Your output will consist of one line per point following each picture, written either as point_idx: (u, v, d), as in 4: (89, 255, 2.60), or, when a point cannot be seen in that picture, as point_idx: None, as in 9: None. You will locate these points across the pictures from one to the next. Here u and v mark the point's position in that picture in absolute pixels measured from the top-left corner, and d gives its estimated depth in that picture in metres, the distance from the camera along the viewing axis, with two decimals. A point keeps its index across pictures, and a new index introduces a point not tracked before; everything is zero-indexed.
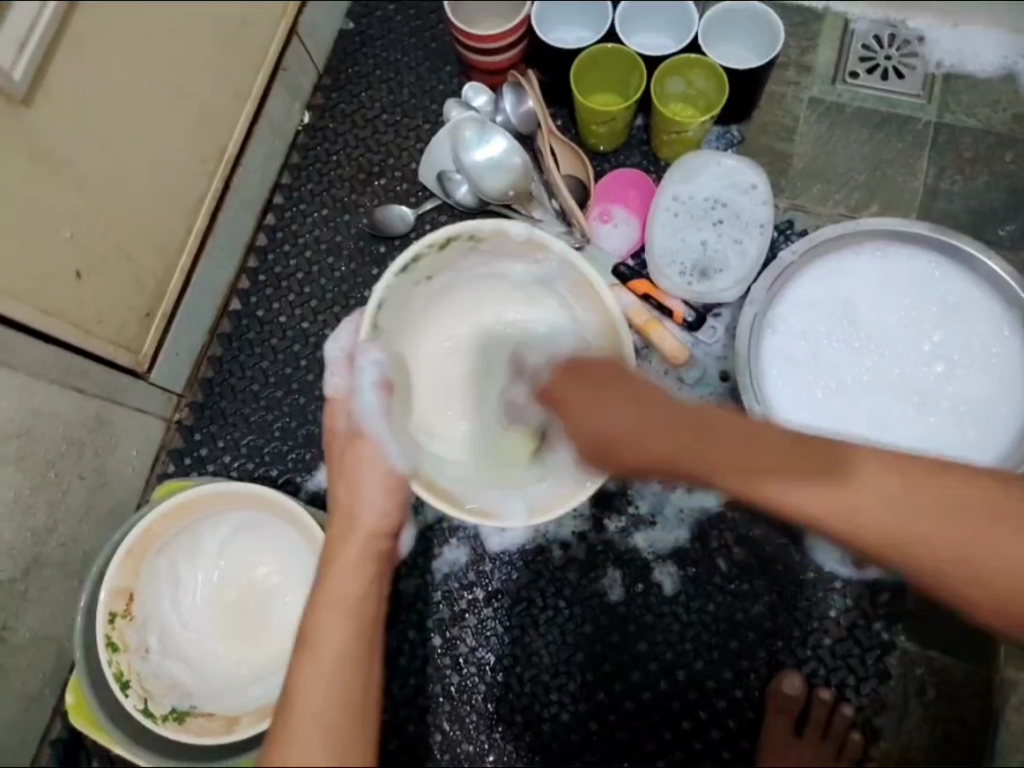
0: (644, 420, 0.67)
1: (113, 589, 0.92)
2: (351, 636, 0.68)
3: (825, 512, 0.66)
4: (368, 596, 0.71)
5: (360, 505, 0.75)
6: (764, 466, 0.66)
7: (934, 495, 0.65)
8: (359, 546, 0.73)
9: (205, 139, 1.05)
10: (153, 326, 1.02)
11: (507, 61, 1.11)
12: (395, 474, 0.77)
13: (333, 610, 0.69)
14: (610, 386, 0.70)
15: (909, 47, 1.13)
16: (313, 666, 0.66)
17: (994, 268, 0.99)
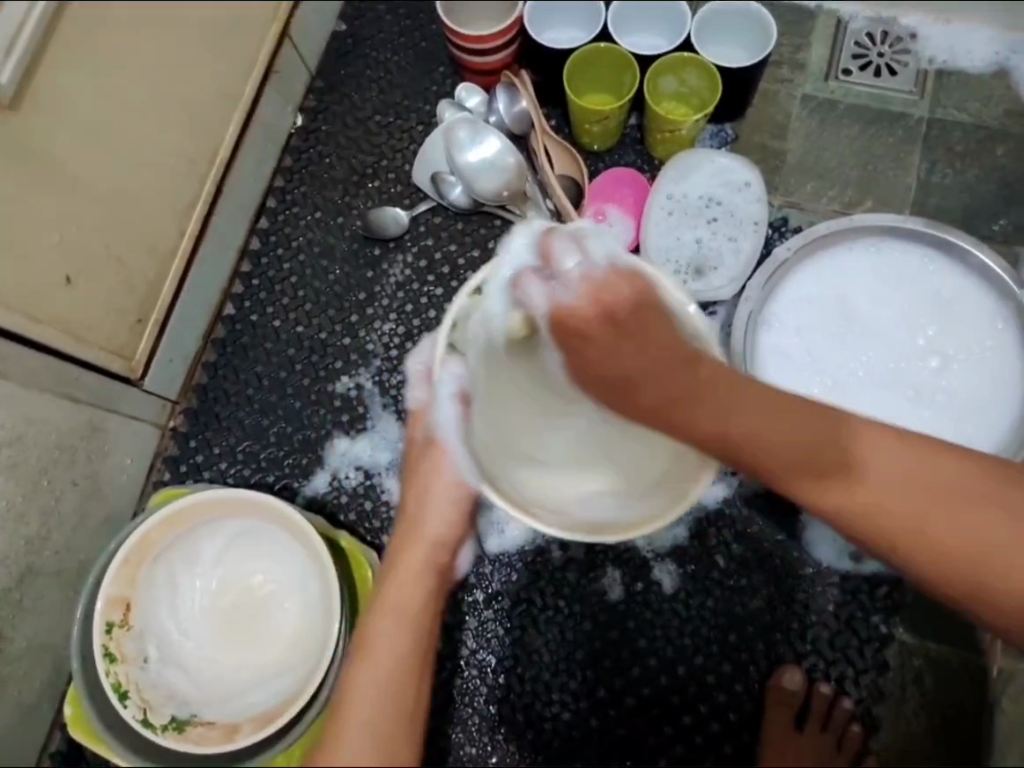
0: (655, 356, 0.65)
1: (110, 599, 0.92)
2: (411, 647, 0.71)
3: (832, 467, 0.68)
4: (428, 611, 0.73)
5: (427, 520, 0.77)
6: (759, 420, 0.67)
7: (924, 471, 0.69)
8: (423, 555, 0.76)
9: (196, 143, 1.05)
10: (146, 331, 1.02)
11: (499, 62, 1.10)
12: (464, 488, 0.78)
13: (393, 619, 0.72)
14: (637, 332, 0.66)
15: (901, 43, 1.13)
16: (367, 669, 0.69)
17: (986, 261, 1.00)
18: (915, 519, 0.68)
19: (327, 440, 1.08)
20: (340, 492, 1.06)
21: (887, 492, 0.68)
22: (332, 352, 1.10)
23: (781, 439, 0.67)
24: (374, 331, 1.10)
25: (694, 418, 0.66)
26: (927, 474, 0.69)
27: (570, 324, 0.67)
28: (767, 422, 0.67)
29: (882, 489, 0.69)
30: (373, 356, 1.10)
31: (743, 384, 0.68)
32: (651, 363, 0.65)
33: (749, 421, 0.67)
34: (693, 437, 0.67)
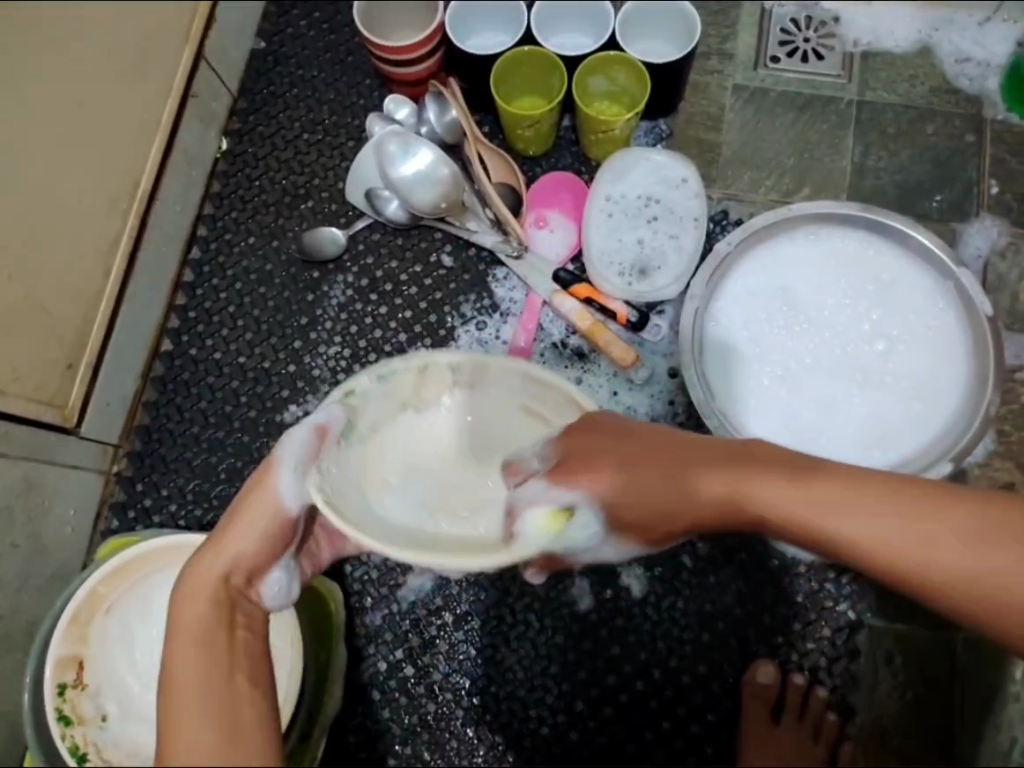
0: (638, 467, 0.67)
1: (60, 660, 0.88)
2: (212, 667, 0.57)
3: (823, 526, 0.65)
4: (227, 632, 0.60)
5: (231, 539, 0.65)
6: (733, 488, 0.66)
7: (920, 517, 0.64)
8: (222, 575, 0.63)
9: (115, 176, 1.00)
10: (77, 377, 0.97)
11: (425, 71, 1.08)
12: (284, 510, 0.67)
13: (199, 642, 0.59)
14: (610, 430, 0.68)
15: (826, 28, 1.14)
16: (175, 699, 0.56)
17: (924, 241, 1.00)
18: (946, 573, 0.63)
19: None
20: None
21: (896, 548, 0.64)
22: (278, 380, 1.07)
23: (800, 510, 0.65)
24: (319, 356, 1.08)
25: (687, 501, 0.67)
26: (945, 527, 0.63)
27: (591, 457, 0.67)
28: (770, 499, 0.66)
29: (916, 538, 0.64)
30: (320, 381, 1.07)
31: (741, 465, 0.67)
32: (626, 463, 0.67)
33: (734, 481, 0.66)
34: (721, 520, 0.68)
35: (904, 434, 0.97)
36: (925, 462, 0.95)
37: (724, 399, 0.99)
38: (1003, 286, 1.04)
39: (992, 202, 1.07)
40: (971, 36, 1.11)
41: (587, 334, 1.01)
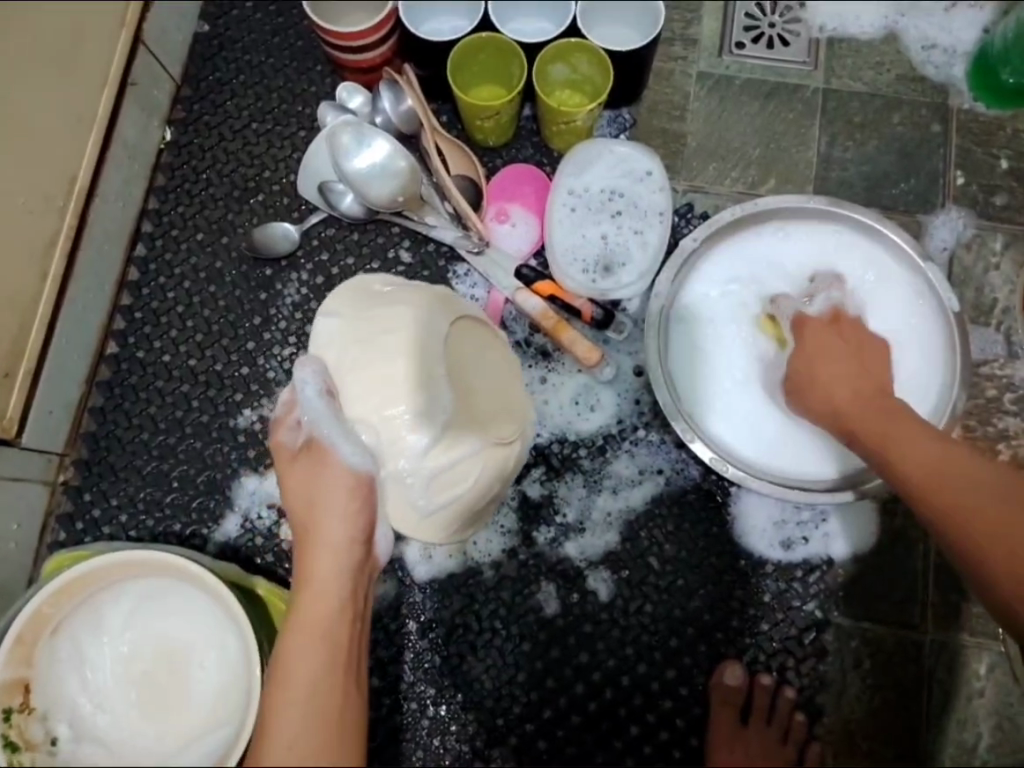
0: (837, 361, 0.90)
1: (4, 683, 0.85)
2: (323, 661, 0.70)
3: (913, 459, 0.79)
4: (341, 623, 0.73)
5: (325, 518, 0.78)
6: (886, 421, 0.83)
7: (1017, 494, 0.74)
8: (327, 559, 0.76)
9: (50, 172, 0.94)
10: (15, 385, 0.92)
11: (378, 58, 1.03)
12: (353, 480, 0.79)
13: (302, 634, 0.71)
14: (856, 352, 0.91)
15: (791, 13, 1.11)
16: (282, 692, 0.68)
17: (893, 236, 0.99)
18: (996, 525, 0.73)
19: (234, 480, 1.01)
20: (254, 535, 0.99)
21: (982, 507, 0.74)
22: (230, 384, 1.03)
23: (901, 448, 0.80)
24: (273, 357, 1.03)
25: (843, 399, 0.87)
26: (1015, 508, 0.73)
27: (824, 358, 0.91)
28: (923, 438, 0.80)
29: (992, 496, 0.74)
30: (274, 383, 1.03)
31: (896, 411, 0.84)
32: (846, 367, 0.89)
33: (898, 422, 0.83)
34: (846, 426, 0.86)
35: None
36: None
37: (689, 398, 0.98)
38: (969, 280, 1.04)
39: (958, 193, 1.06)
40: (937, 22, 1.10)
41: (551, 333, 0.98)
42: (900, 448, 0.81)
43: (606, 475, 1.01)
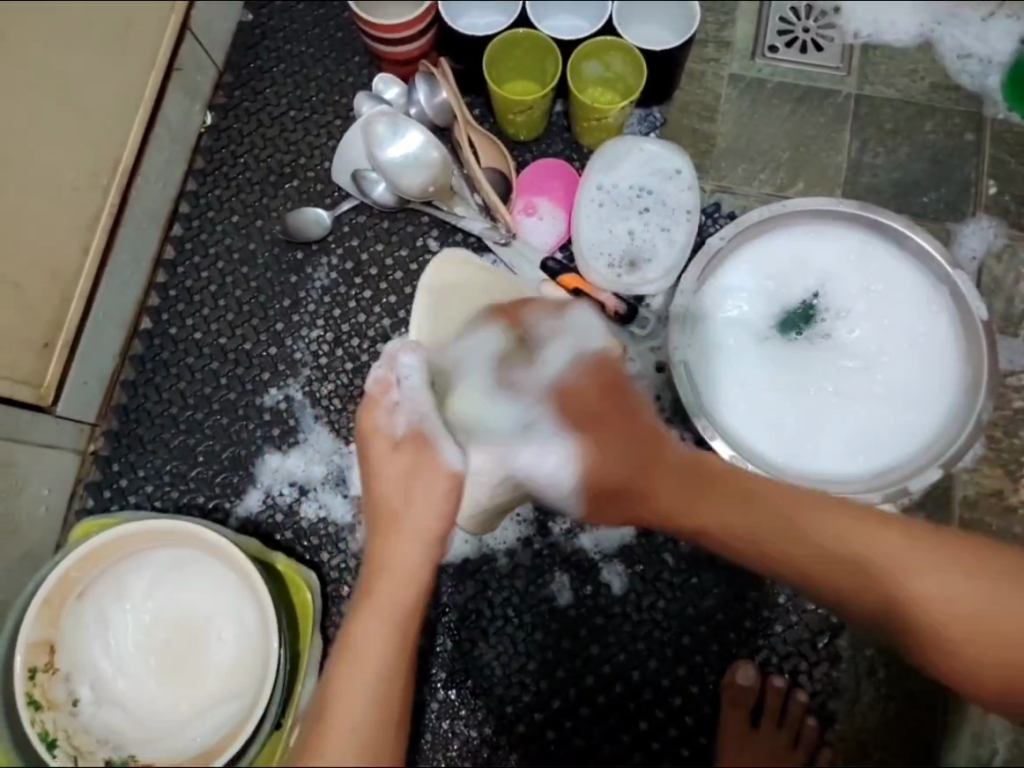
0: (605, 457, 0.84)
1: (31, 644, 0.86)
2: (394, 650, 0.71)
3: (822, 561, 0.78)
4: (414, 615, 0.73)
5: (414, 507, 0.76)
6: (761, 527, 0.79)
7: (918, 558, 0.76)
8: (410, 544, 0.75)
9: (96, 151, 0.97)
10: (54, 356, 0.95)
11: (415, 51, 1.05)
12: (452, 481, 0.77)
13: (379, 617, 0.72)
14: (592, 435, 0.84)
15: (826, 18, 1.11)
16: (355, 673, 0.69)
17: (922, 243, 0.99)
18: (932, 608, 0.76)
19: (258, 457, 1.03)
20: (275, 511, 1.02)
21: (898, 577, 0.76)
22: (258, 363, 1.05)
23: (772, 546, 0.79)
24: (302, 339, 1.06)
25: (690, 514, 0.82)
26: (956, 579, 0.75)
27: (570, 404, 0.86)
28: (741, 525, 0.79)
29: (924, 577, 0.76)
30: (301, 365, 1.05)
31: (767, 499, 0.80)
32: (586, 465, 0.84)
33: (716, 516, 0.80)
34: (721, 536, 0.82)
35: (892, 440, 0.97)
36: (914, 470, 0.95)
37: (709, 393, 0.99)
38: (998, 290, 1.04)
39: (989, 203, 1.06)
40: (973, 31, 1.09)
41: None
42: (799, 536, 0.78)
43: None
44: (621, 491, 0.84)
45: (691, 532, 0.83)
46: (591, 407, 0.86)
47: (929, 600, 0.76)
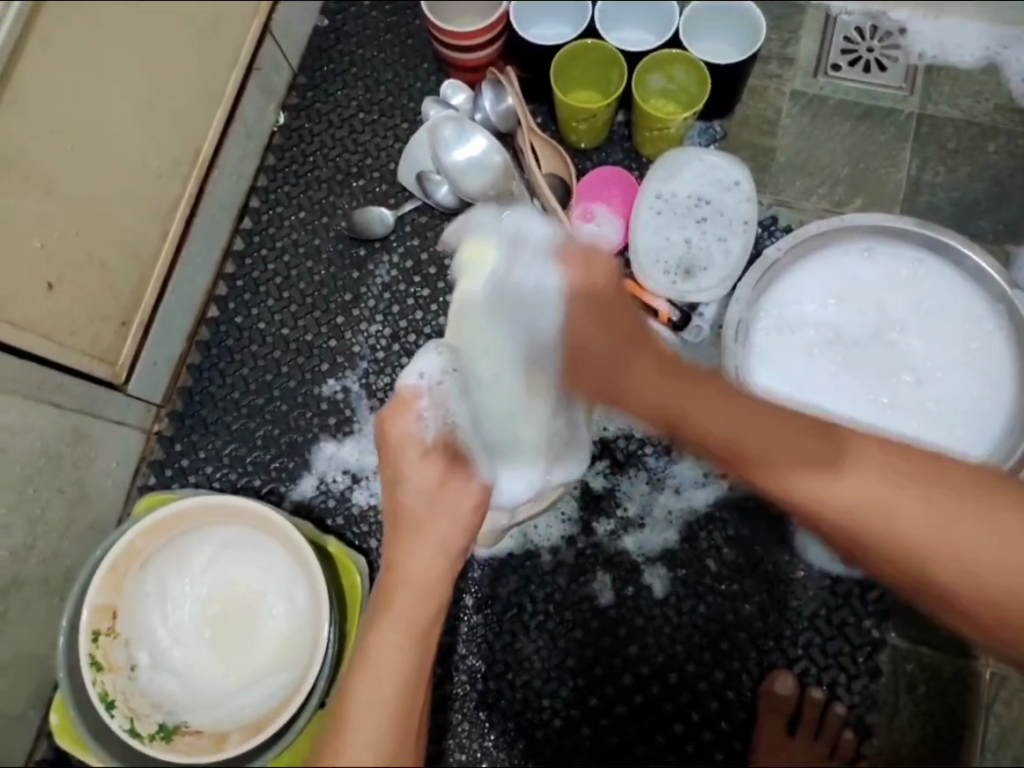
0: (613, 331, 0.74)
1: (95, 608, 0.91)
2: (406, 659, 0.67)
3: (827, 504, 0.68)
4: (430, 626, 0.69)
5: (432, 521, 0.70)
6: (762, 437, 0.70)
7: (910, 474, 0.68)
8: (428, 551, 0.70)
9: (178, 142, 1.03)
10: (129, 336, 1.00)
11: (485, 59, 1.09)
12: (482, 493, 0.73)
13: (396, 628, 0.68)
14: (613, 317, 0.74)
15: (890, 38, 1.12)
16: (365, 684, 0.65)
17: (979, 262, 0.99)
18: (974, 573, 0.65)
19: (314, 444, 1.07)
20: (328, 497, 1.05)
21: (882, 510, 0.67)
22: (318, 354, 1.09)
23: (778, 456, 0.70)
24: (360, 333, 1.09)
25: (676, 409, 0.73)
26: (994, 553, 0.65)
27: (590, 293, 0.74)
28: (737, 422, 0.71)
29: (965, 548, 0.65)
30: (359, 357, 1.09)
31: (765, 413, 0.71)
32: (610, 344, 0.74)
33: (704, 405, 0.72)
34: (706, 441, 0.73)
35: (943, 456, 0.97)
36: None
37: None
38: None
39: None
40: None
41: None
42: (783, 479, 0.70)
43: (669, 475, 1.04)
44: (599, 389, 0.76)
45: (667, 423, 0.74)
46: (594, 335, 0.74)
47: (903, 520, 0.67)
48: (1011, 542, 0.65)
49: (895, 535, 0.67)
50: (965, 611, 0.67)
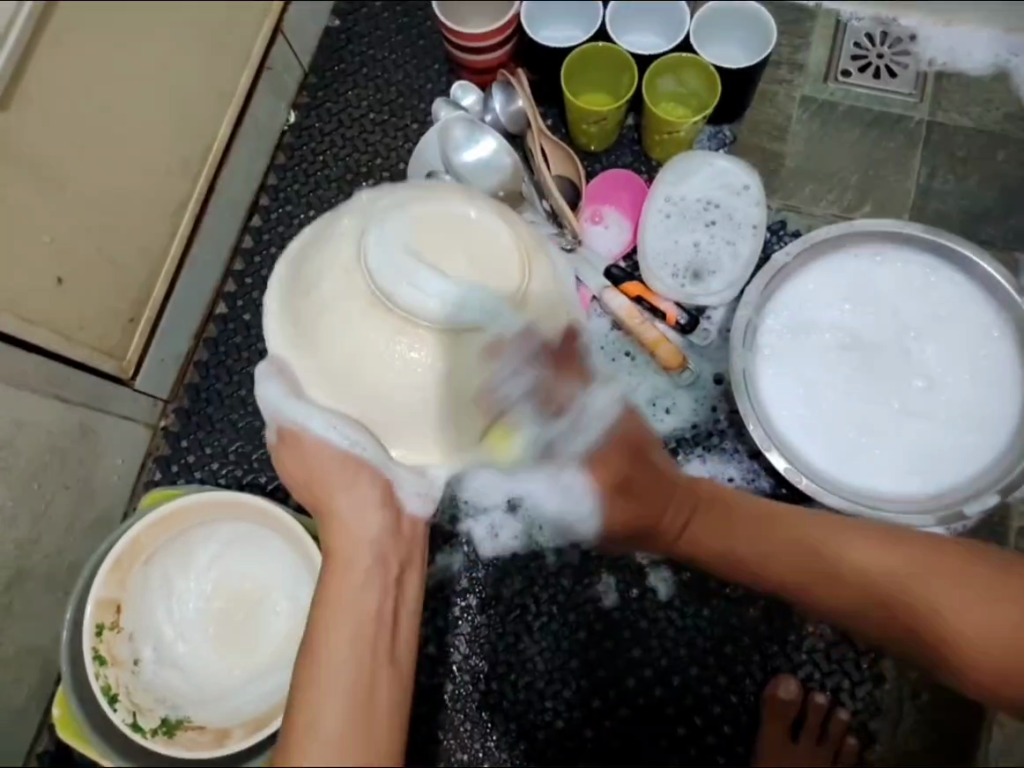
0: (646, 497, 0.85)
1: (100, 601, 0.90)
2: (356, 643, 0.65)
3: (844, 573, 0.79)
4: (375, 596, 0.68)
5: (339, 513, 0.72)
6: (780, 552, 0.82)
7: (909, 547, 0.78)
8: (351, 540, 0.70)
9: (189, 140, 1.03)
10: (138, 332, 1.01)
11: (496, 60, 1.09)
12: (387, 488, 0.72)
13: (338, 607, 0.67)
14: (636, 463, 0.85)
15: (901, 45, 1.13)
16: (313, 669, 0.64)
17: (988, 269, 0.99)
18: (944, 617, 0.76)
19: None
20: None
21: (885, 572, 0.78)
22: None
23: (816, 547, 0.80)
24: None
25: (739, 555, 0.84)
26: (965, 603, 0.75)
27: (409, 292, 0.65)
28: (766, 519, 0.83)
29: (936, 594, 0.76)
30: None
31: (785, 515, 0.83)
32: (658, 501, 0.85)
33: (745, 537, 0.83)
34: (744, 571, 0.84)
35: (950, 462, 0.96)
36: (970, 494, 0.94)
37: (767, 406, 0.99)
38: None
39: None
40: None
41: (647, 344, 1.00)
42: (817, 561, 0.80)
43: None
44: (640, 516, 0.86)
45: (720, 564, 0.86)
46: (629, 475, 0.85)
47: (883, 582, 0.78)
48: (969, 591, 0.76)
49: (880, 598, 0.78)
50: (958, 654, 0.76)
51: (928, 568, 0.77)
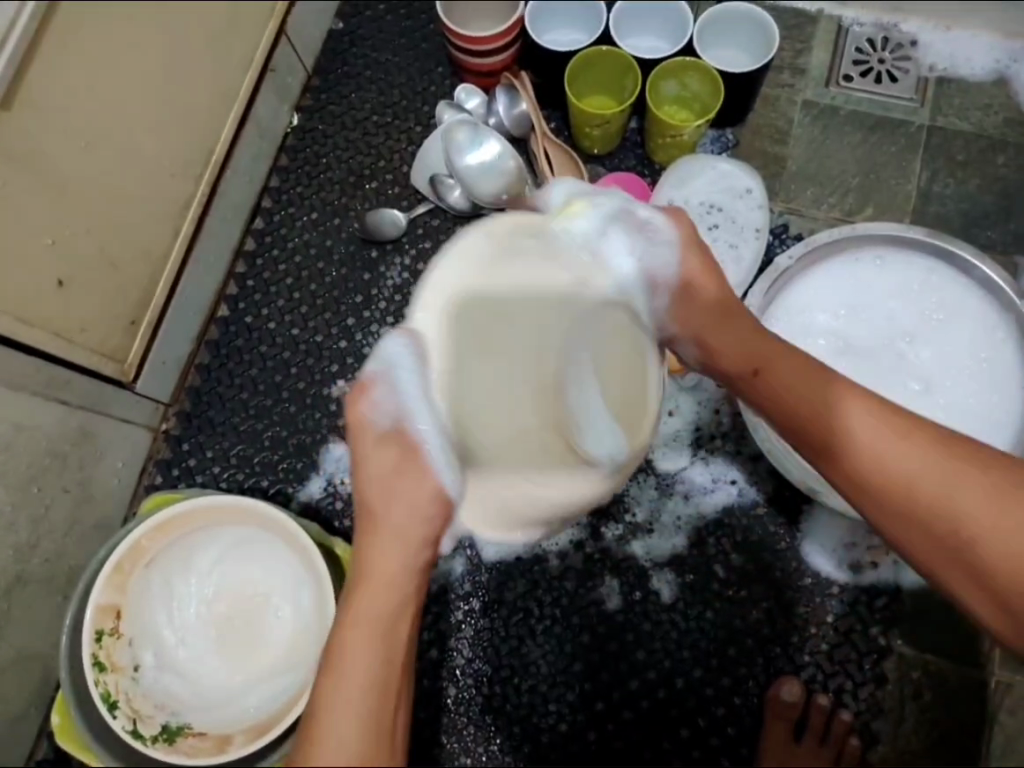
0: (711, 306, 0.77)
1: (100, 606, 0.90)
2: (383, 663, 0.68)
3: (873, 450, 0.70)
4: (397, 630, 0.69)
5: (385, 536, 0.71)
6: (826, 406, 0.72)
7: (952, 457, 0.68)
8: (395, 553, 0.71)
9: (191, 141, 1.03)
10: (139, 335, 1.00)
11: (500, 64, 1.09)
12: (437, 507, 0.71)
13: (365, 629, 0.68)
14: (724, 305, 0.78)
15: (902, 50, 1.13)
16: (338, 693, 0.66)
17: (989, 273, 0.99)
18: (964, 513, 0.66)
19: (323, 446, 1.06)
20: (336, 498, 1.05)
21: (920, 473, 0.68)
22: (328, 355, 1.09)
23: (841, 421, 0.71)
24: (371, 335, 1.09)
25: (774, 382, 0.75)
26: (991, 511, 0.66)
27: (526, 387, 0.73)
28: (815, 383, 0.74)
29: (965, 492, 0.67)
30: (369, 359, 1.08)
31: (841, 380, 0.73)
32: (716, 319, 0.78)
33: (789, 384, 0.74)
34: (774, 414, 0.76)
35: None
36: None
37: None
38: None
39: None
40: None
41: None
42: (837, 426, 0.71)
43: (678, 481, 1.04)
44: (689, 327, 0.78)
45: (749, 387, 0.77)
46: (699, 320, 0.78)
47: (923, 486, 0.68)
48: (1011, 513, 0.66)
49: (908, 490, 0.68)
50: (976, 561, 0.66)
51: (958, 471, 0.67)
